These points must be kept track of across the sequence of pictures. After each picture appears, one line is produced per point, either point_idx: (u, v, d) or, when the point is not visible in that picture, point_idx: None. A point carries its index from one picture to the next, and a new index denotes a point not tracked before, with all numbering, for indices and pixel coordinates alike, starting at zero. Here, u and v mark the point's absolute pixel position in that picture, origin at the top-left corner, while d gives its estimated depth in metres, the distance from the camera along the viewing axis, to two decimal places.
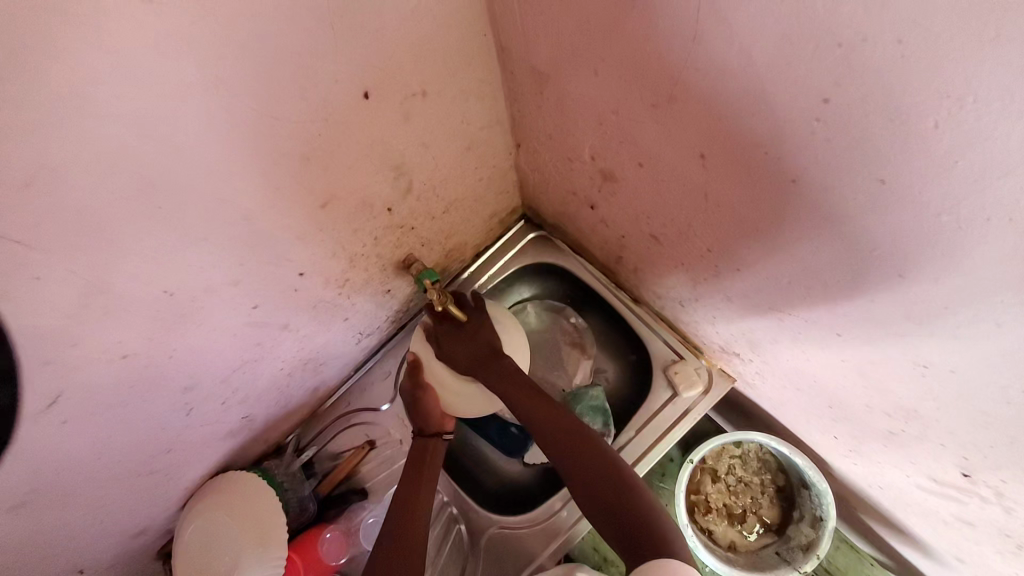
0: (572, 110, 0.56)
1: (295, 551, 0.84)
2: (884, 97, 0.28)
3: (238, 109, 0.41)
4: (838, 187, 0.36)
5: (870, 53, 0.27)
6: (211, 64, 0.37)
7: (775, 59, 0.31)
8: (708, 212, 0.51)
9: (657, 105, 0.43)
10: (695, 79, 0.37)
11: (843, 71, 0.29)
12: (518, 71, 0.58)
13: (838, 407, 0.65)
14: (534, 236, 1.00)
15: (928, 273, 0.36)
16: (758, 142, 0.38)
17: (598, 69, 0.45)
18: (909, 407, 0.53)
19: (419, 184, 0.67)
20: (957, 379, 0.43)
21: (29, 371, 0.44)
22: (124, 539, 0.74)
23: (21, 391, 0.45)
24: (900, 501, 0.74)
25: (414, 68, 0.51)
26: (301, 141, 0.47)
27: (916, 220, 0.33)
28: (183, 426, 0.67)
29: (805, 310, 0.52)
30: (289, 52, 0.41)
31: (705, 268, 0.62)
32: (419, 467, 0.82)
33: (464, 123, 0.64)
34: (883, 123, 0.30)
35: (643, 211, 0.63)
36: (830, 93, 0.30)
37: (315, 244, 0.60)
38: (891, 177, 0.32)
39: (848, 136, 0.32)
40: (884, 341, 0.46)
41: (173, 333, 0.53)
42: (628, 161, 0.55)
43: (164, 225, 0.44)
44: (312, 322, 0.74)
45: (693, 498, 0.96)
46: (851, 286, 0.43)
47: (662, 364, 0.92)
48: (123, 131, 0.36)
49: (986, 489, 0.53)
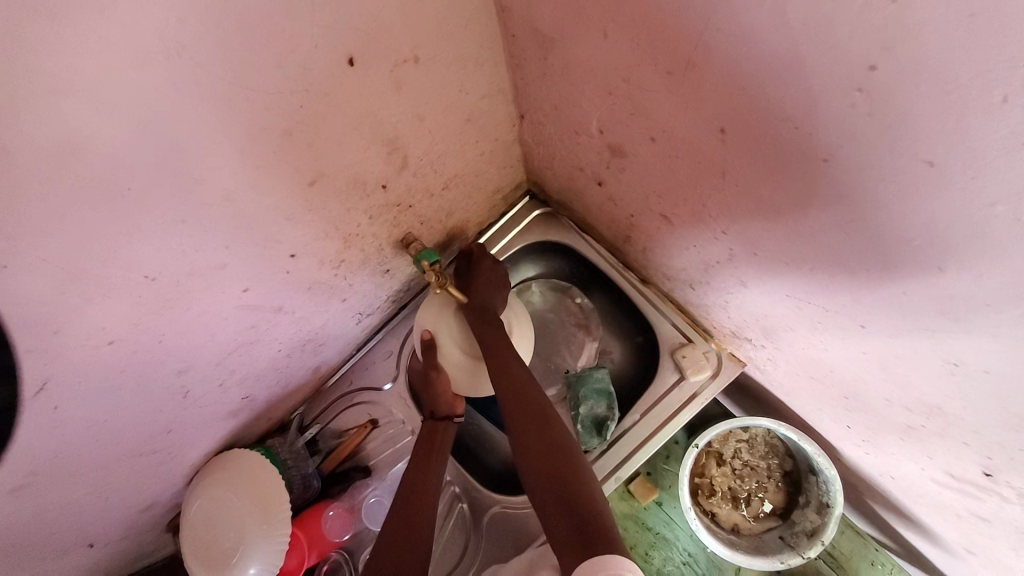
0: (578, 79, 0.51)
1: (298, 527, 0.85)
2: (940, 64, 0.24)
3: (207, 80, 0.37)
4: (877, 170, 0.31)
5: (929, 10, 0.23)
6: (172, 29, 0.33)
7: (813, 19, 0.27)
8: (725, 192, 0.47)
9: (673, 73, 0.38)
10: (716, 42, 0.33)
11: (893, 33, 0.24)
12: (521, 34, 0.53)
13: (853, 397, 0.62)
14: (539, 212, 0.96)
15: (972, 269, 0.32)
16: (788, 115, 0.33)
17: (607, 31, 0.41)
18: (932, 404, 0.49)
19: (416, 159, 0.63)
20: (992, 381, 0.40)
21: (6, 367, 0.42)
22: (133, 514, 0.75)
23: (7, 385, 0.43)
24: (913, 492, 0.71)
25: (405, 31, 0.46)
26: (283, 114, 0.44)
27: (962, 211, 0.29)
28: (183, 408, 0.66)
29: (826, 300, 0.48)
30: (259, 15, 0.36)
31: (717, 250, 0.58)
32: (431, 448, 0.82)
33: (463, 92, 0.59)
34: (936, 97, 0.25)
35: (654, 189, 0.58)
36: (878, 60, 0.26)
37: (305, 224, 0.58)
38: (942, 161, 0.28)
39: (890, 111, 0.28)
40: (911, 336, 0.43)
41: (161, 318, 0.51)
42: (640, 136, 0.50)
43: (137, 207, 0.40)
44: (308, 304, 0.71)
45: (698, 480, 0.96)
46: (880, 276, 0.39)
47: (670, 347, 0.88)
48: (78, 106, 0.32)
49: (1007, 489, 0.51)
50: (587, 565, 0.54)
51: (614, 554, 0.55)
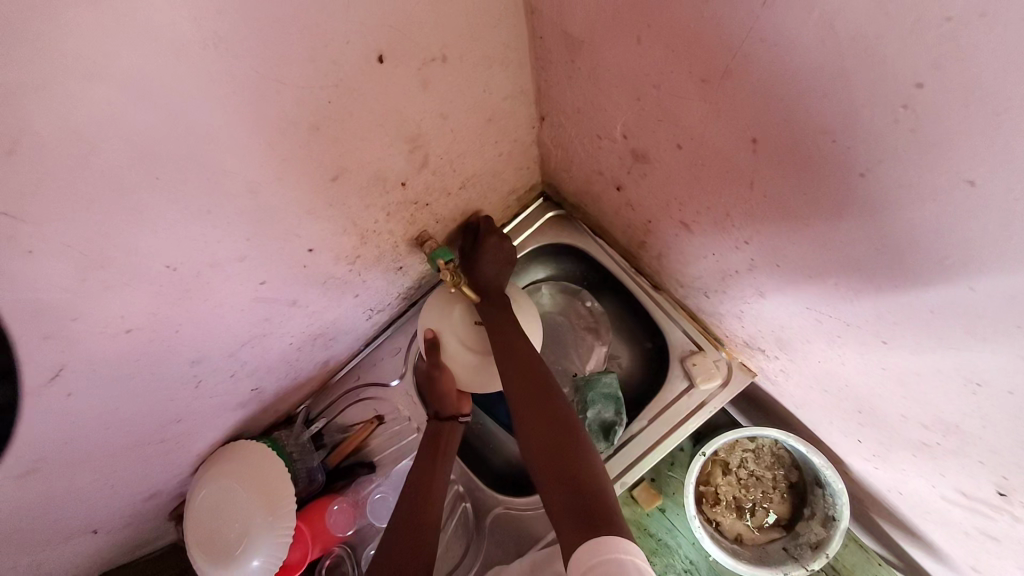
0: (606, 83, 0.51)
1: (304, 521, 0.84)
2: (994, 82, 0.24)
3: (239, 73, 0.37)
4: (915, 187, 0.31)
5: (986, 29, 0.22)
6: (208, 22, 0.33)
7: (862, 32, 0.26)
8: (751, 202, 0.46)
9: (708, 80, 0.38)
10: (757, 52, 0.32)
11: (946, 50, 0.24)
12: (549, 36, 0.53)
13: (867, 412, 0.62)
14: (553, 215, 0.96)
15: (1008, 291, 0.32)
16: (826, 129, 0.33)
17: (641, 36, 0.40)
18: (950, 422, 0.49)
19: (436, 157, 0.63)
20: (1015, 402, 0.39)
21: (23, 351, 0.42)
22: (139, 501, 0.75)
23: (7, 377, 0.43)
24: (921, 509, 0.71)
25: (435, 30, 0.46)
26: (310, 109, 0.44)
27: (1002, 232, 0.29)
28: (194, 398, 0.66)
29: (848, 314, 0.48)
30: (295, 9, 0.36)
31: (737, 259, 0.57)
32: (434, 446, 0.81)
33: (486, 93, 0.59)
34: (985, 116, 0.25)
35: (676, 196, 0.58)
36: (926, 77, 0.26)
37: (325, 219, 0.57)
38: (984, 181, 0.28)
39: (935, 128, 0.27)
40: (935, 353, 0.42)
41: (179, 308, 0.51)
42: (666, 142, 0.50)
43: (162, 197, 0.40)
44: (322, 298, 0.71)
45: (702, 489, 0.95)
46: (909, 293, 0.39)
47: (679, 355, 0.88)
48: (111, 94, 0.32)
49: (1021, 510, 0.50)
50: (587, 550, 0.54)
51: (614, 536, 0.54)
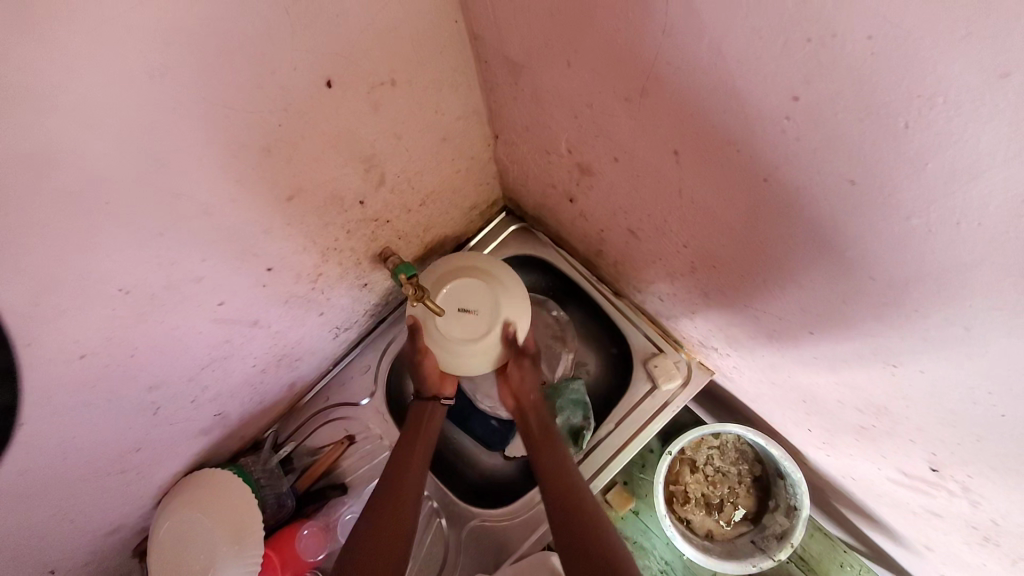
0: (547, 102, 0.54)
1: (272, 548, 0.82)
2: (855, 94, 0.27)
3: (188, 99, 0.39)
4: (811, 188, 0.35)
5: (838, 49, 0.26)
6: (156, 53, 0.35)
7: (746, 54, 0.30)
8: (684, 209, 0.50)
9: (631, 99, 0.42)
10: (667, 73, 0.36)
11: (812, 68, 0.28)
12: (493, 60, 0.57)
13: (810, 401, 0.65)
14: (516, 227, 0.99)
15: (900, 276, 0.35)
16: (731, 140, 0.37)
17: (570, 60, 0.44)
18: (879, 404, 0.53)
19: (393, 176, 0.65)
20: (926, 380, 0.43)
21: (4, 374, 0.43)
22: (97, 538, 0.72)
23: (4, 399, 0.45)
24: (873, 492, 0.74)
25: (382, 55, 0.49)
26: (262, 132, 0.46)
27: (885, 223, 0.33)
28: (154, 424, 0.65)
29: (778, 309, 0.52)
30: (242, 37, 0.38)
31: (681, 263, 0.61)
32: (416, 428, 0.83)
33: (438, 114, 0.62)
34: (852, 123, 0.29)
35: (621, 206, 0.61)
36: (801, 91, 0.30)
37: (283, 239, 0.59)
38: (862, 178, 0.31)
39: (816, 135, 0.31)
40: (854, 339, 0.46)
41: (134, 331, 0.51)
42: (604, 155, 0.54)
43: (115, 221, 0.41)
44: (284, 318, 0.72)
45: (672, 488, 0.98)
46: (823, 284, 0.42)
47: (642, 357, 0.91)
48: (60, 121, 0.33)
49: (953, 483, 0.54)
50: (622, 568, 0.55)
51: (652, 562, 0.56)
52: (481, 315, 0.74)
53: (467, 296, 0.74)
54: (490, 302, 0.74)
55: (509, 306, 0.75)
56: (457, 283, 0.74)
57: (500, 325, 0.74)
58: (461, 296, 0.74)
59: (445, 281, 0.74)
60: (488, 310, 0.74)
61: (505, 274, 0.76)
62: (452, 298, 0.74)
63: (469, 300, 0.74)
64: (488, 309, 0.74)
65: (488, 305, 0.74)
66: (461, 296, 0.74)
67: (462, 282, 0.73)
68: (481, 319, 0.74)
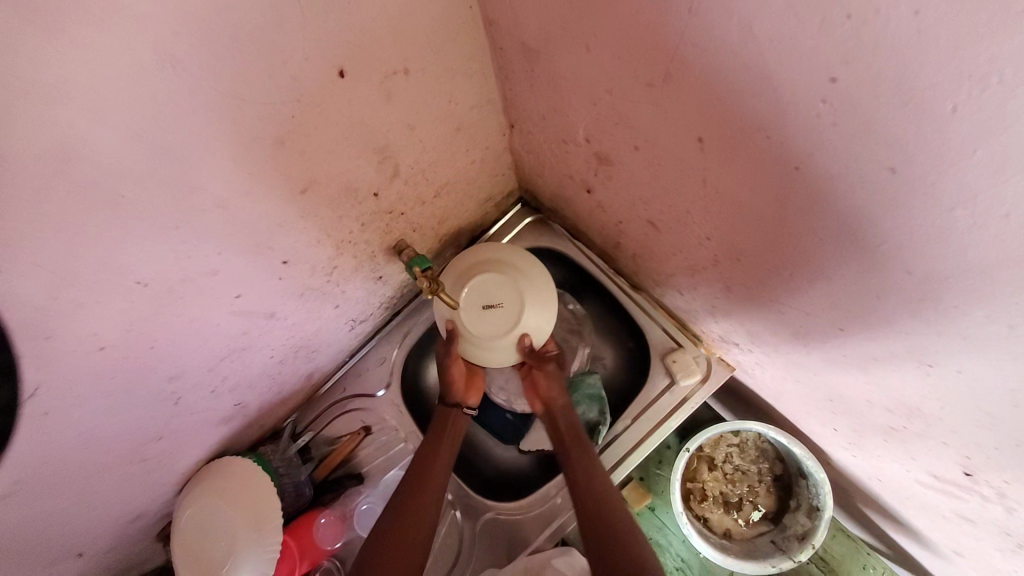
0: (565, 89, 0.52)
1: (291, 535, 0.84)
2: (899, 75, 0.25)
3: (199, 91, 0.38)
4: (845, 177, 0.33)
5: (882, 25, 0.24)
6: (165, 44, 0.34)
7: (778, 32, 0.28)
8: (707, 199, 0.48)
9: (653, 84, 0.40)
10: (691, 55, 0.34)
11: (852, 47, 0.26)
12: (508, 47, 0.55)
13: (837, 400, 0.63)
14: (532, 220, 0.97)
15: (941, 272, 0.33)
16: (760, 126, 0.35)
17: (589, 44, 0.42)
18: (911, 405, 0.50)
19: (407, 167, 0.64)
20: (963, 381, 0.41)
21: (12, 371, 0.43)
22: (123, 522, 0.74)
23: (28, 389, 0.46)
24: (900, 495, 0.72)
25: (395, 43, 0.48)
26: (274, 123, 0.45)
27: (927, 215, 0.30)
28: (174, 414, 0.66)
29: (805, 304, 0.50)
30: (251, 26, 0.37)
31: (702, 256, 0.59)
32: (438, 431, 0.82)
33: (452, 103, 0.61)
34: (896, 107, 0.27)
35: (640, 197, 0.59)
36: (839, 72, 0.28)
37: (297, 231, 0.59)
38: (904, 167, 0.29)
39: (854, 120, 0.29)
40: (886, 337, 0.44)
41: (152, 324, 0.52)
42: (624, 144, 0.52)
43: (129, 215, 0.41)
44: (300, 310, 0.72)
45: (689, 485, 0.96)
46: (855, 280, 0.40)
47: (660, 352, 0.89)
48: (72, 115, 0.33)
49: (987, 488, 0.51)
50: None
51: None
52: (506, 309, 0.73)
53: (491, 289, 0.73)
54: (514, 294, 0.73)
55: (533, 297, 0.73)
56: (481, 277, 0.73)
57: (526, 315, 0.73)
58: (485, 290, 0.73)
59: (469, 277, 0.73)
60: (513, 300, 0.73)
61: (526, 264, 0.75)
62: (476, 293, 0.73)
63: (494, 293, 0.73)
64: (514, 299, 0.73)
65: (512, 298, 0.73)
66: (485, 290, 0.73)
67: (484, 276, 0.73)
68: (506, 313, 0.73)
